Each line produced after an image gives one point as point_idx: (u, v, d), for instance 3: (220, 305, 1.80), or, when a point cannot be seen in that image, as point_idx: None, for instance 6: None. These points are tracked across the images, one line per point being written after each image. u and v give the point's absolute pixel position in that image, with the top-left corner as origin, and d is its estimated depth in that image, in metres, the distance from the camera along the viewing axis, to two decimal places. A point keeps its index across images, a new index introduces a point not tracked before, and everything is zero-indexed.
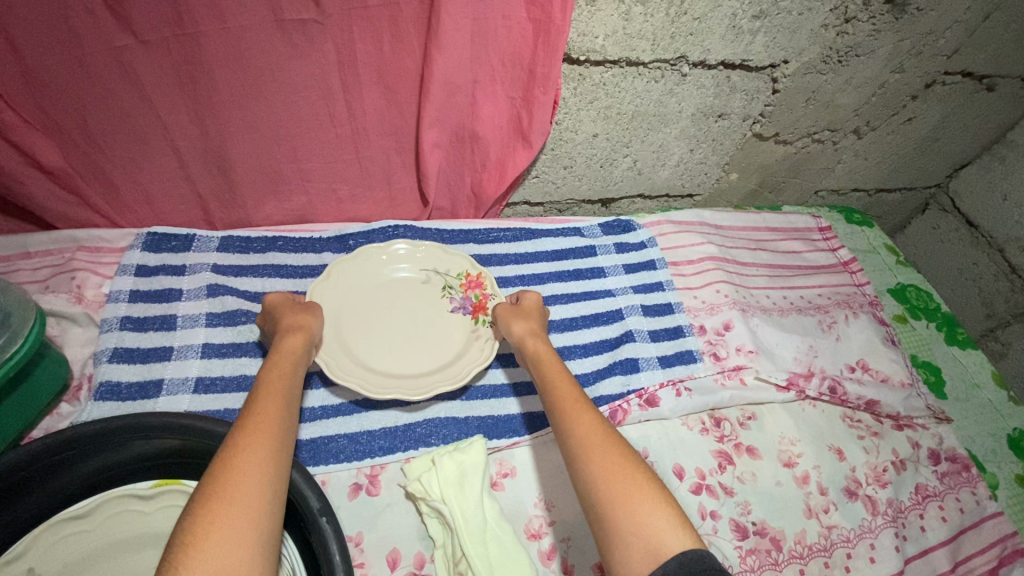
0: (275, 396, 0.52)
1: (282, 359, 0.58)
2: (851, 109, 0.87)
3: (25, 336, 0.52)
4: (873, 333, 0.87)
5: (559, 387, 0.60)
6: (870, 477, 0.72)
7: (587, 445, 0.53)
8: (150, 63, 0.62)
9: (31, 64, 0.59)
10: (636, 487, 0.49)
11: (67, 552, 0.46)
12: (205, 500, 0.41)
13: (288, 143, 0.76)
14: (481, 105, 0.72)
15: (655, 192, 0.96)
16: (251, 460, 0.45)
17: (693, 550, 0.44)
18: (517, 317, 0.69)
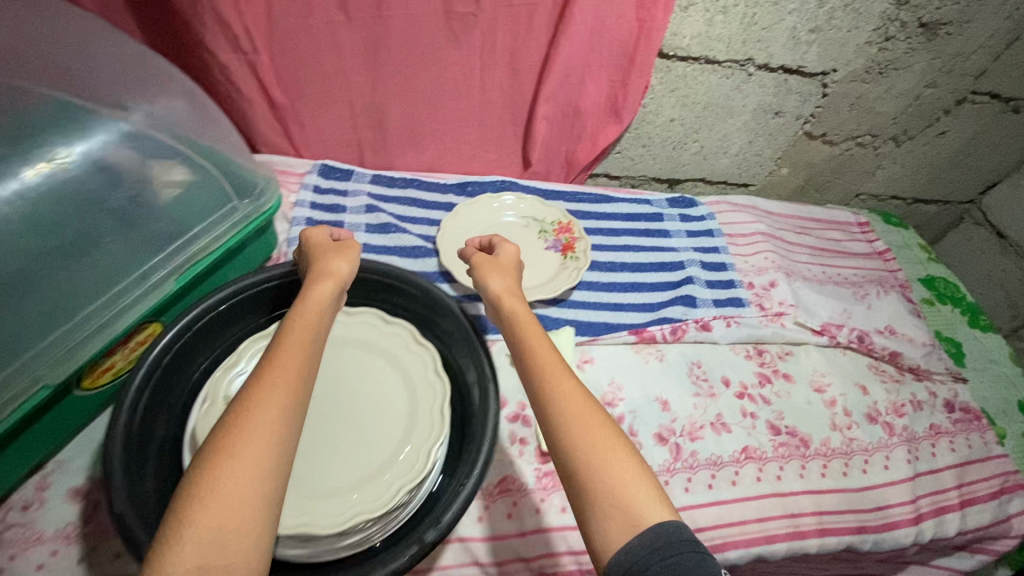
0: (301, 340, 0.50)
1: (312, 295, 0.56)
2: (889, 117, 1.04)
3: (272, 204, 0.68)
4: (900, 306, 1.01)
5: (541, 350, 0.56)
6: (889, 409, 0.85)
7: (573, 417, 0.50)
8: (351, 35, 0.84)
9: (277, 30, 0.81)
10: (621, 465, 0.48)
11: None
12: (211, 453, 0.40)
13: (431, 107, 0.97)
14: (588, 85, 0.92)
15: (715, 178, 1.14)
16: (262, 411, 0.43)
17: (670, 521, 0.46)
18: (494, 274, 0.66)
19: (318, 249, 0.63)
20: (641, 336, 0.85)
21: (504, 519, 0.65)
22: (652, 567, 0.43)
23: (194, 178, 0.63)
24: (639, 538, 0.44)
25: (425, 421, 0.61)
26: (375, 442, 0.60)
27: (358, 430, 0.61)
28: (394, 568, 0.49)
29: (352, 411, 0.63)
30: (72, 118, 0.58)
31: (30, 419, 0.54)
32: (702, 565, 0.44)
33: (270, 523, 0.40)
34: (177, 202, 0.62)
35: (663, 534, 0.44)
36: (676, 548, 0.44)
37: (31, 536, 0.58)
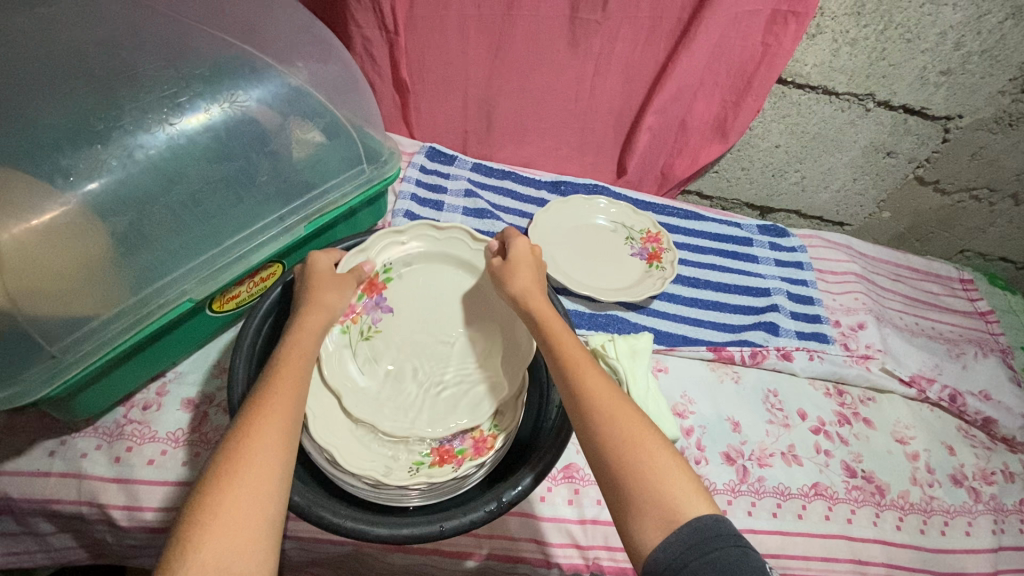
0: (286, 401, 0.49)
1: (301, 340, 0.56)
2: (1012, 172, 0.99)
3: (388, 175, 0.73)
4: (1000, 372, 0.94)
5: (575, 352, 0.58)
6: (977, 474, 0.80)
7: (608, 415, 0.52)
8: (478, 30, 0.88)
9: (413, 17, 0.86)
10: (658, 461, 0.49)
11: (426, 245, 0.72)
12: (216, 480, 0.43)
13: (538, 107, 0.99)
14: (698, 102, 0.93)
15: (811, 212, 1.12)
16: (246, 488, 0.43)
17: (709, 514, 0.47)
18: (517, 275, 0.65)
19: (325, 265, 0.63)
20: (719, 354, 0.84)
21: (565, 504, 0.66)
22: (691, 563, 0.44)
23: (331, 139, 0.68)
24: (675, 535, 0.45)
25: (496, 370, 0.66)
26: (448, 368, 0.67)
27: (438, 351, 0.68)
28: (471, 519, 0.52)
29: (437, 330, 0.69)
30: (249, 64, 0.64)
31: (170, 327, 0.61)
32: (747, 561, 0.44)
33: (274, 542, 0.42)
34: (317, 157, 0.67)
35: (700, 529, 0.45)
36: (714, 544, 0.44)
37: (147, 434, 0.64)
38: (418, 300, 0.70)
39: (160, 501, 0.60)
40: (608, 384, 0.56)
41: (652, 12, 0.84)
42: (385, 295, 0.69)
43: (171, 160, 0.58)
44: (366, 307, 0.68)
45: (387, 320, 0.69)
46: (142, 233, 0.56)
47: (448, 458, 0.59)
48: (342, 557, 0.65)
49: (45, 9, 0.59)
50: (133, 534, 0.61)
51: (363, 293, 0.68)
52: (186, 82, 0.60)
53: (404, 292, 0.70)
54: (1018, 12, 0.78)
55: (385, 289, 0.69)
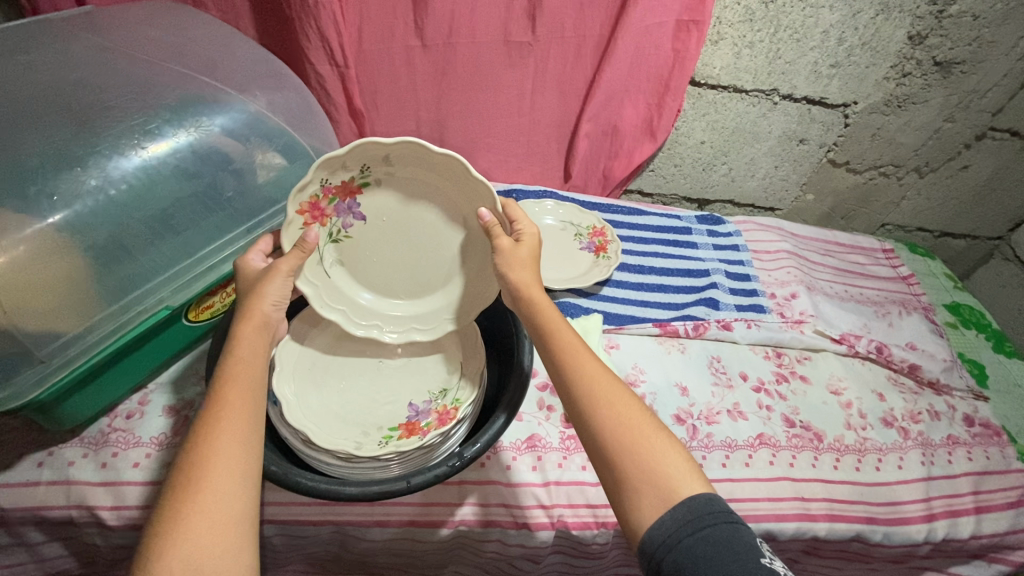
0: (238, 414, 0.50)
1: (244, 355, 0.55)
2: (911, 149, 1.11)
3: None
4: (922, 326, 1.04)
5: (566, 334, 0.58)
6: (906, 415, 0.88)
7: (598, 397, 0.53)
8: (422, 58, 0.98)
9: (363, 50, 0.95)
10: (651, 441, 0.51)
11: (416, 154, 0.64)
12: (184, 480, 0.45)
13: (486, 123, 1.08)
14: (626, 107, 1.04)
15: (743, 200, 1.23)
16: (205, 513, 0.44)
17: (702, 494, 0.49)
18: (515, 263, 0.62)
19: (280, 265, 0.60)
20: (664, 329, 0.91)
21: (529, 470, 0.71)
22: (685, 539, 0.46)
23: (291, 161, 0.76)
24: (671, 513, 0.47)
25: (465, 287, 0.72)
26: (421, 273, 0.72)
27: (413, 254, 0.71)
28: (435, 474, 0.58)
29: (413, 237, 0.70)
30: (213, 95, 0.71)
31: (148, 336, 0.66)
32: (738, 535, 0.46)
33: (244, 534, 0.45)
34: (281, 178, 0.75)
35: (694, 507, 0.47)
36: (708, 521, 0.47)
37: (131, 439, 0.68)
38: (394, 211, 0.69)
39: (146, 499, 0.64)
40: (598, 363, 0.56)
41: (575, 32, 0.95)
42: (359, 201, 0.67)
43: (145, 182, 0.65)
44: (336, 210, 0.67)
45: (359, 227, 0.69)
46: (122, 245, 0.63)
47: (415, 429, 0.64)
48: (325, 539, 0.69)
49: (23, 57, 0.66)
50: (124, 533, 0.65)
51: (334, 196, 0.66)
52: (155, 112, 0.67)
53: (384, 198, 0.68)
54: (885, 8, 0.91)
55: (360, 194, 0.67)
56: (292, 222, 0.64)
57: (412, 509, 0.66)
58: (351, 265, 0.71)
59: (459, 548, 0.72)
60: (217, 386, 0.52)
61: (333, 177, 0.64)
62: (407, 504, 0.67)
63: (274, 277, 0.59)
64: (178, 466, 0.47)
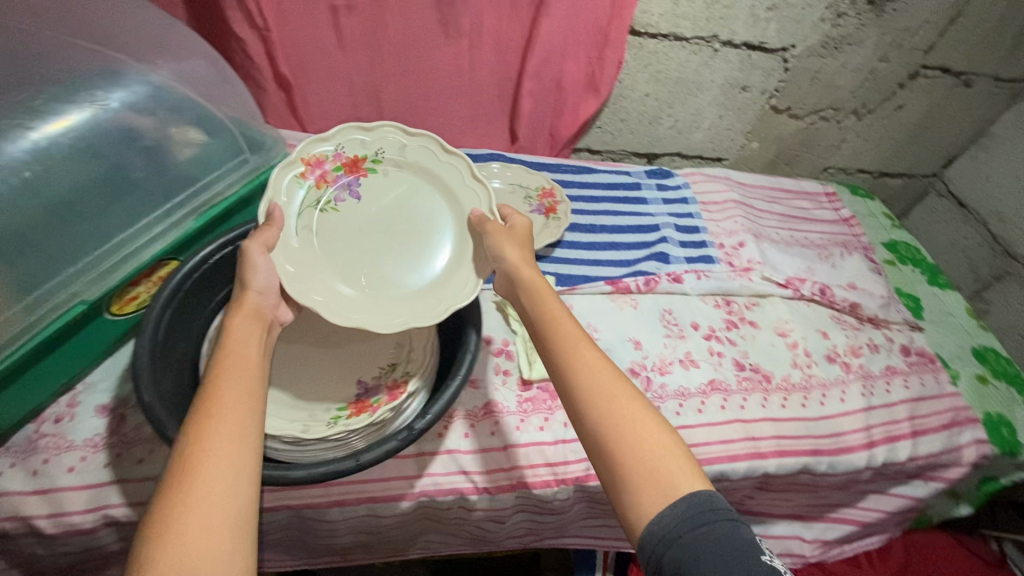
0: (236, 402, 0.46)
1: (238, 346, 0.51)
2: (848, 91, 1.13)
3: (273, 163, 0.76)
4: (863, 265, 1.08)
5: (563, 325, 0.55)
6: (848, 351, 0.92)
7: (598, 387, 0.50)
8: (348, 18, 0.91)
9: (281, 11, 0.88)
10: (652, 436, 0.48)
11: (427, 151, 0.71)
12: (181, 473, 0.41)
13: (424, 85, 1.03)
14: (567, 61, 1.00)
15: (691, 152, 1.23)
16: (206, 506, 0.40)
17: (704, 490, 0.45)
18: (508, 241, 0.63)
19: (252, 241, 0.59)
20: (617, 287, 0.92)
21: (488, 436, 0.71)
22: (685, 535, 0.43)
23: (212, 137, 0.72)
24: (671, 509, 0.44)
25: (442, 280, 0.67)
26: (407, 275, 0.68)
27: (401, 253, 0.69)
28: (385, 450, 0.56)
29: (398, 225, 0.70)
30: (108, 67, 0.65)
31: (67, 332, 0.62)
32: (740, 534, 0.43)
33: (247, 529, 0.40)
34: (201, 156, 0.71)
35: (695, 502, 0.44)
36: (708, 518, 0.43)
37: (64, 444, 0.64)
38: (386, 201, 0.71)
39: (86, 504, 0.62)
40: (598, 354, 0.53)
41: None
42: (360, 180, 0.70)
43: (40, 168, 0.59)
44: (336, 179, 0.69)
45: (348, 205, 0.70)
46: (22, 240, 0.57)
47: (365, 407, 0.63)
48: (284, 524, 0.68)
49: None
50: (67, 540, 0.62)
51: (342, 167, 0.69)
52: (43, 88, 0.61)
53: (382, 203, 0.71)
54: None
55: (363, 176, 0.70)
56: (293, 164, 0.66)
57: (370, 486, 0.66)
58: (322, 243, 0.67)
59: (423, 520, 0.72)
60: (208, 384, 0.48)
61: (348, 147, 0.70)
62: (365, 481, 0.66)
63: (249, 257, 0.57)
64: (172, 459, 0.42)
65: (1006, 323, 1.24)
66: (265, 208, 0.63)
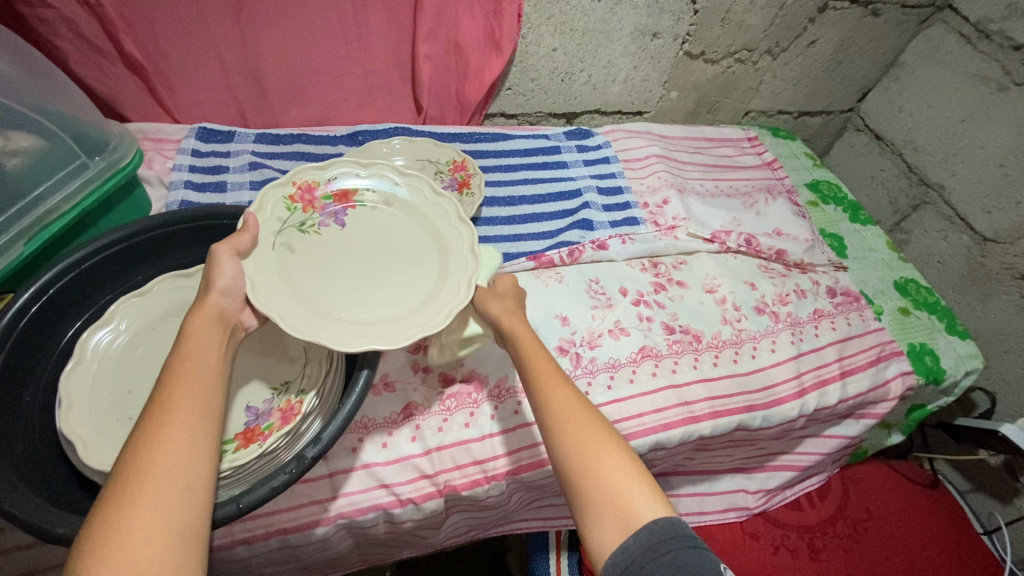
0: (187, 419, 0.42)
1: (194, 350, 0.46)
2: (761, 30, 1.09)
3: (120, 166, 0.67)
4: (787, 209, 1.07)
5: (536, 358, 0.54)
6: (776, 299, 0.91)
7: (567, 418, 0.49)
8: None
9: None
10: (616, 468, 0.47)
11: (420, 187, 0.65)
12: (118, 496, 0.38)
13: (308, 58, 0.92)
14: (462, 19, 0.91)
15: (610, 108, 1.17)
16: (139, 539, 0.36)
17: (665, 517, 0.45)
18: (496, 298, 0.59)
19: (222, 243, 0.53)
20: (539, 261, 0.86)
21: (408, 442, 0.66)
22: (646, 566, 0.42)
23: (46, 141, 0.63)
24: (633, 538, 0.44)
25: (421, 299, 0.58)
26: (381, 298, 0.58)
27: (376, 279, 0.60)
28: (272, 487, 0.50)
29: (380, 254, 0.62)
30: None
31: None
32: (702, 559, 0.42)
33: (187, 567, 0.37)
34: (35, 164, 0.62)
35: (657, 531, 0.44)
36: (669, 546, 0.43)
37: None
38: (371, 230, 0.63)
39: None
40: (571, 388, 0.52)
41: None
42: (347, 212, 0.63)
43: None
44: (324, 208, 0.62)
45: (330, 233, 0.61)
46: None
47: (254, 436, 0.55)
48: None
49: None
50: None
51: (330, 198, 0.63)
52: None
53: (363, 236, 0.62)
54: None
55: (351, 208, 0.63)
56: (283, 185, 0.61)
57: (279, 517, 0.59)
58: (291, 263, 0.58)
59: (347, 538, 0.66)
60: (164, 381, 0.44)
61: (343, 179, 0.64)
62: (273, 512, 0.59)
63: (216, 258, 0.51)
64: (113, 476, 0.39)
65: (924, 251, 1.27)
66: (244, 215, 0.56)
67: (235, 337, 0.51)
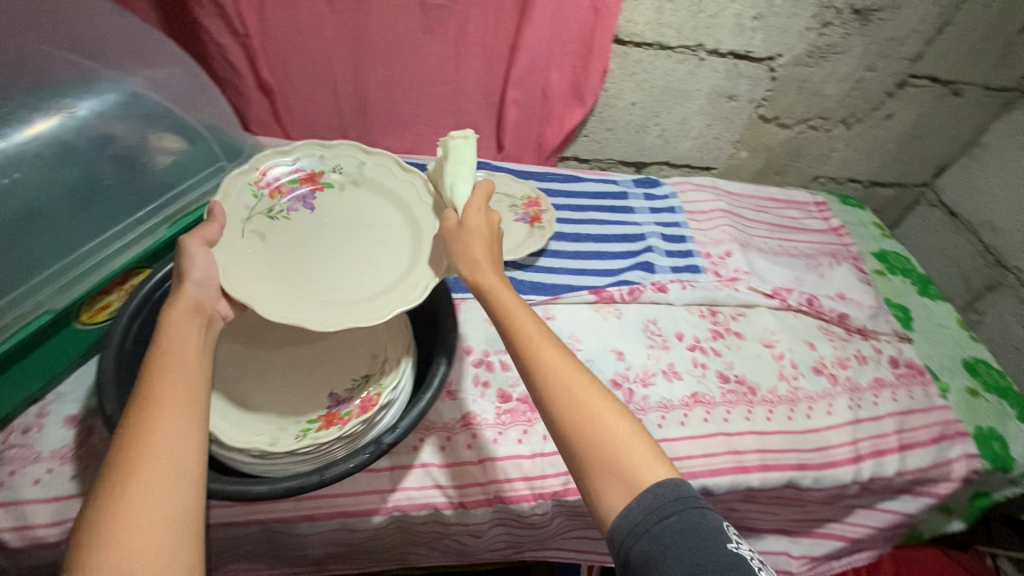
0: (171, 403, 0.43)
1: (175, 345, 0.48)
2: (837, 100, 1.13)
3: None
4: (852, 275, 1.07)
5: (520, 324, 0.53)
6: (835, 362, 0.90)
7: (556, 384, 0.49)
8: (332, 29, 0.92)
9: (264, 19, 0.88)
10: (613, 434, 0.47)
11: (381, 168, 0.68)
12: (111, 478, 0.38)
13: (409, 93, 1.03)
14: (552, 70, 1.00)
15: (680, 161, 1.22)
16: (136, 515, 0.37)
17: (669, 479, 0.46)
18: (460, 237, 0.58)
19: (190, 234, 0.55)
20: (600, 296, 0.90)
21: (464, 449, 0.70)
22: (652, 527, 0.43)
23: (190, 144, 0.71)
24: (637, 501, 0.45)
25: (394, 282, 0.62)
26: (358, 282, 0.63)
27: (352, 261, 0.64)
28: (349, 466, 0.56)
29: (350, 236, 0.66)
30: (83, 79, 0.65)
31: (34, 341, 0.61)
32: (706, 522, 0.43)
33: (187, 538, 0.38)
34: (179, 163, 0.70)
35: (661, 494, 0.44)
36: (674, 508, 0.44)
37: (31, 455, 0.63)
38: (340, 214, 0.67)
39: (52, 517, 0.60)
40: (559, 346, 0.52)
41: None
42: (314, 193, 0.66)
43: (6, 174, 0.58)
44: (291, 191, 0.65)
45: (303, 215, 0.65)
46: None
47: (335, 419, 0.61)
48: (255, 537, 0.67)
49: None
50: (33, 554, 0.61)
51: (298, 180, 0.66)
52: (14, 96, 0.61)
53: (339, 215, 0.67)
54: None
55: (319, 189, 0.67)
56: (247, 172, 0.63)
57: (341, 500, 0.64)
58: (270, 246, 0.62)
59: (397, 533, 0.71)
60: (146, 376, 0.45)
61: (307, 160, 0.67)
62: (339, 494, 0.65)
63: (186, 251, 0.54)
64: (105, 464, 0.40)
65: (998, 334, 1.22)
66: (210, 205, 0.59)
67: (214, 328, 0.53)
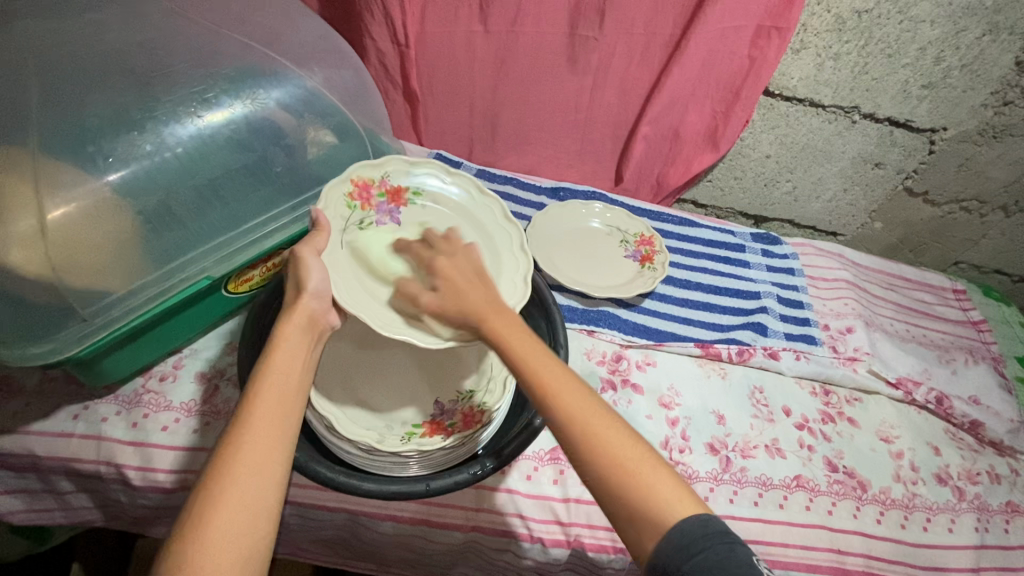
0: (265, 440, 0.44)
1: (280, 372, 0.48)
2: (1000, 184, 1.03)
3: None
4: (990, 378, 0.96)
5: (539, 365, 0.49)
6: (961, 474, 0.81)
7: (581, 428, 0.46)
8: (483, 48, 0.95)
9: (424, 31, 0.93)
10: (645, 478, 0.45)
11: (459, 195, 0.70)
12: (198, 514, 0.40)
13: (541, 117, 1.04)
14: (690, 113, 0.98)
15: (805, 222, 1.16)
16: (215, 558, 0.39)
17: (695, 514, 0.45)
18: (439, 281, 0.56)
19: (306, 244, 0.57)
20: (706, 351, 0.87)
21: (549, 484, 0.69)
22: (680, 566, 0.42)
23: (342, 141, 0.74)
24: (664, 540, 0.43)
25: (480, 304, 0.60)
26: None
27: None
28: (455, 481, 0.60)
29: None
30: (271, 69, 0.70)
31: (188, 303, 0.66)
32: (733, 556, 0.43)
33: None
34: (329, 156, 0.73)
35: (687, 531, 0.43)
36: (700, 544, 0.43)
37: (161, 402, 0.69)
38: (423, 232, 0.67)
39: (172, 464, 0.65)
40: (569, 375, 0.50)
41: (646, 30, 0.90)
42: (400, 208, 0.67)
43: (197, 150, 0.64)
44: (380, 206, 0.66)
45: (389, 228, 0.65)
46: (170, 212, 0.62)
47: (438, 429, 0.63)
48: (338, 525, 0.69)
49: (92, 16, 0.66)
50: (148, 494, 0.66)
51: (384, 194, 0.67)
52: (214, 81, 0.66)
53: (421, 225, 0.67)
54: (994, 29, 0.83)
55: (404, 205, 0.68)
56: (342, 182, 0.65)
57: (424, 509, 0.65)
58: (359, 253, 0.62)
59: (468, 552, 0.71)
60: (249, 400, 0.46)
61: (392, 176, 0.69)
62: (425, 501, 0.65)
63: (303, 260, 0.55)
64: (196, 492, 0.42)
65: None
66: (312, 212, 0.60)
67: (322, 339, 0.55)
